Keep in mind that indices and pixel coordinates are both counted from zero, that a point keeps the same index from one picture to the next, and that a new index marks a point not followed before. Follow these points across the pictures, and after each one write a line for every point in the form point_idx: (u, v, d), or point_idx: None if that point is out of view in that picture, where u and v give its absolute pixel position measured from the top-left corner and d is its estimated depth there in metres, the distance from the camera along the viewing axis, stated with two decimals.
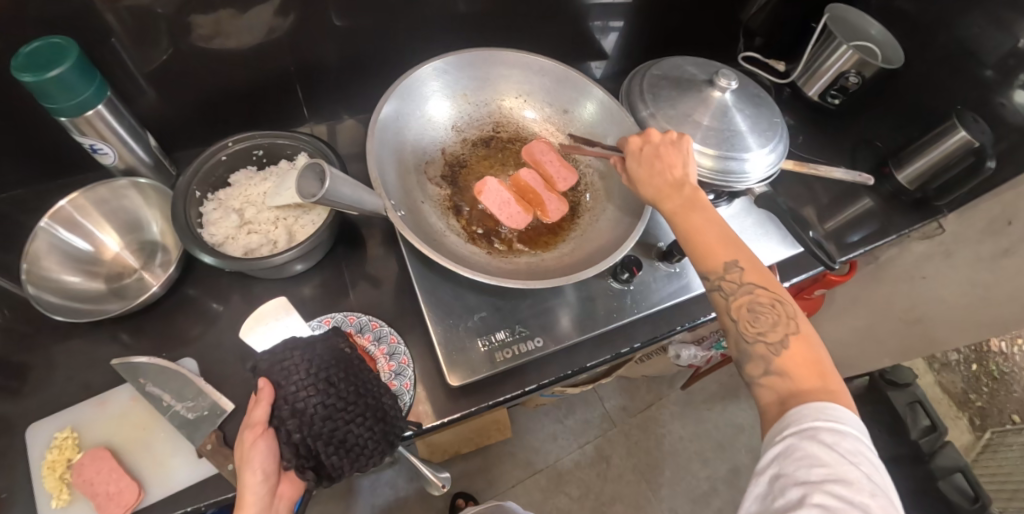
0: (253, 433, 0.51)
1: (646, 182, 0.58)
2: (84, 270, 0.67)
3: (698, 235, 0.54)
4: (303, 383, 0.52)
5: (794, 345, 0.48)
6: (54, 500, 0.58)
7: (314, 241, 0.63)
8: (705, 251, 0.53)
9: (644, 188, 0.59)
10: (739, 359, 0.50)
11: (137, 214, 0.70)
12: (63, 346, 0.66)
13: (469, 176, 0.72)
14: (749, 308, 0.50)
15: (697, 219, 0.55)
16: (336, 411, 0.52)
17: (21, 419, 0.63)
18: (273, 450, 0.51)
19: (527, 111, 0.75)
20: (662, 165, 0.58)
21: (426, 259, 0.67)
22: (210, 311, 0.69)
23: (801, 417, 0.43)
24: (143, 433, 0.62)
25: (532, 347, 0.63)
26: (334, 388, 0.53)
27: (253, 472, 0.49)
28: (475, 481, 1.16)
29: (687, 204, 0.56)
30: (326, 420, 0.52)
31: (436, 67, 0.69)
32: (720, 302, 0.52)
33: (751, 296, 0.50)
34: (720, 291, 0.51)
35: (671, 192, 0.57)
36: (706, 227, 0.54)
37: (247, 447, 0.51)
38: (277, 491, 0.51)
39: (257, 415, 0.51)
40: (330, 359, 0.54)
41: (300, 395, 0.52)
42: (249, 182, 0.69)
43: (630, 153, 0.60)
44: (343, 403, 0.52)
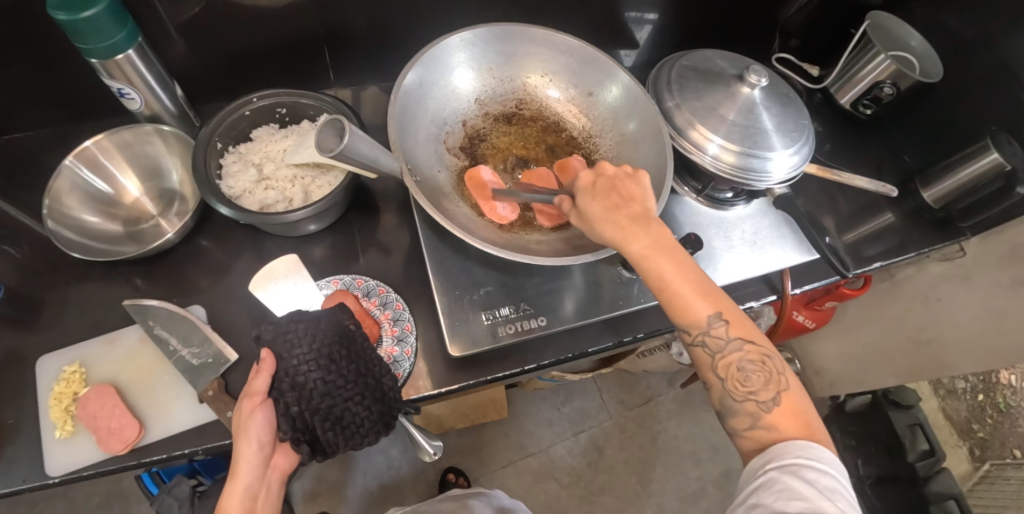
0: (251, 403, 0.52)
1: (604, 217, 0.52)
2: (103, 211, 0.68)
3: (670, 289, 0.51)
4: (305, 358, 0.53)
5: (786, 402, 0.48)
6: (58, 431, 0.59)
7: (329, 201, 0.63)
8: (688, 303, 0.50)
9: (602, 225, 0.52)
10: (722, 411, 0.50)
11: (160, 161, 0.71)
12: (78, 285, 0.68)
13: (487, 149, 0.71)
14: (739, 366, 0.49)
15: (665, 267, 0.51)
16: (335, 388, 0.53)
17: (31, 351, 0.64)
18: (270, 420, 0.52)
19: (550, 90, 0.74)
20: (620, 196, 0.53)
21: (438, 229, 0.67)
22: (221, 263, 0.70)
23: (782, 454, 0.45)
24: (148, 375, 0.63)
25: (535, 325, 0.63)
26: (334, 365, 0.54)
27: (249, 442, 0.51)
28: (466, 458, 1.17)
29: (655, 246, 0.51)
30: (325, 396, 0.53)
31: (464, 38, 0.68)
32: (705, 358, 0.50)
33: (740, 353, 0.49)
34: (704, 346, 0.50)
35: (636, 229, 0.51)
36: (681, 278, 0.51)
37: (245, 416, 0.52)
38: (270, 462, 0.52)
39: (256, 384, 0.53)
40: (333, 334, 0.55)
41: (301, 369, 0.53)
42: (270, 138, 0.69)
43: (582, 190, 0.54)
44: (343, 380, 0.54)
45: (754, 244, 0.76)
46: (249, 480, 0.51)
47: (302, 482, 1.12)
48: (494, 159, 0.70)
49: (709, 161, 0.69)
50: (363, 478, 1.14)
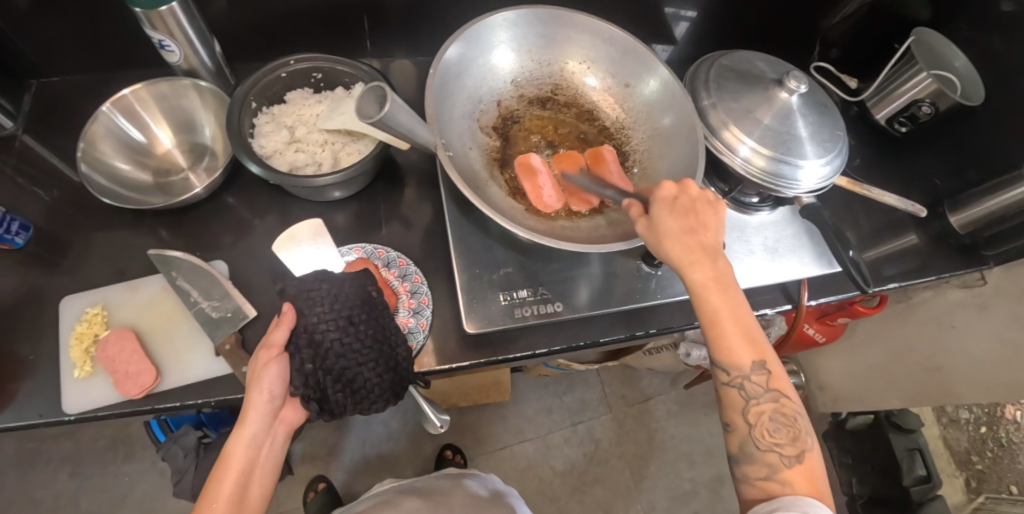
0: (268, 355, 0.54)
1: (675, 236, 0.52)
2: (136, 160, 0.69)
3: (720, 323, 0.50)
4: (324, 316, 0.54)
5: (806, 463, 0.48)
6: (77, 370, 0.60)
7: (358, 169, 0.63)
8: (733, 344, 0.50)
9: (670, 242, 0.52)
10: (738, 455, 0.51)
11: (194, 114, 0.71)
12: (104, 231, 0.70)
13: (520, 132, 0.70)
14: (768, 416, 0.50)
15: (720, 299, 0.50)
16: (350, 351, 0.54)
17: (56, 290, 0.66)
18: (283, 375, 0.54)
19: (588, 78, 0.72)
20: (696, 222, 0.52)
21: (463, 207, 0.67)
22: (244, 222, 0.71)
23: (788, 506, 0.45)
24: (167, 323, 0.63)
25: (550, 310, 0.64)
26: (353, 328, 0.54)
27: (260, 392, 0.53)
28: (464, 437, 1.18)
29: (717, 279, 0.51)
30: (340, 357, 0.54)
31: (507, 18, 0.67)
32: (736, 399, 0.50)
33: (773, 405, 0.50)
34: (739, 388, 0.50)
35: (704, 259, 0.51)
36: (732, 315, 0.50)
37: (259, 366, 0.54)
38: (280, 414, 0.55)
39: (274, 337, 0.54)
40: (356, 299, 0.56)
41: (320, 327, 0.53)
42: (304, 103, 0.68)
43: (660, 199, 0.53)
44: (359, 344, 0.54)
45: (774, 251, 0.76)
46: (256, 429, 0.53)
47: (301, 445, 1.14)
48: (525, 140, 0.69)
49: (739, 162, 0.69)
50: (361, 446, 1.15)
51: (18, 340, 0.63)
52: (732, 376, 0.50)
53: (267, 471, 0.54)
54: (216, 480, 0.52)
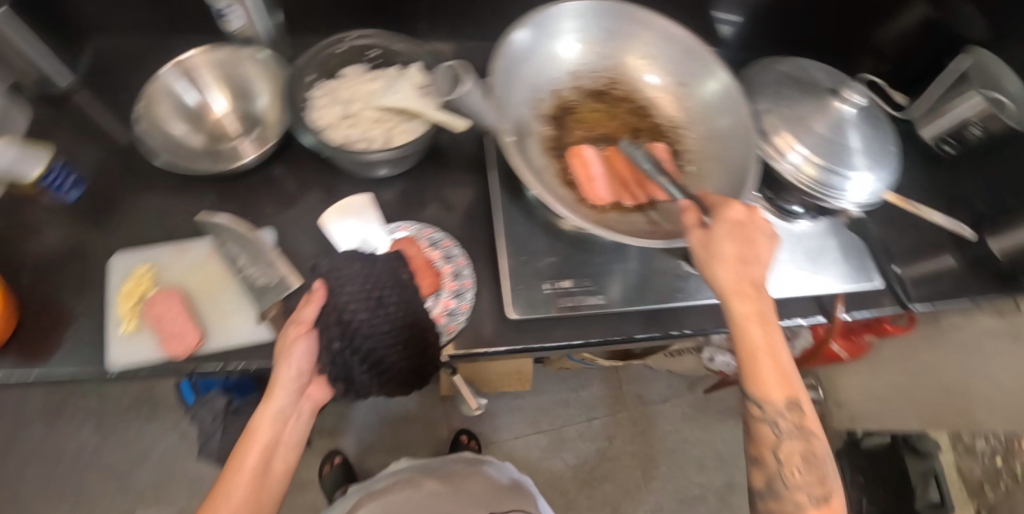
0: (297, 330, 0.55)
1: (728, 267, 0.51)
2: (189, 124, 0.69)
3: (758, 358, 0.50)
4: (354, 296, 0.54)
5: (829, 506, 0.49)
6: (124, 325, 0.62)
7: (409, 150, 0.64)
8: (767, 380, 0.50)
9: (719, 268, 0.51)
10: (764, 491, 0.50)
11: (249, 83, 0.71)
12: (155, 191, 0.71)
13: (576, 123, 0.68)
14: (798, 455, 0.50)
15: (760, 333, 0.51)
16: (379, 332, 0.54)
17: (108, 245, 0.68)
18: (310, 351, 0.55)
19: (648, 75, 0.69)
20: (749, 254, 0.52)
21: (513, 195, 0.68)
22: (291, 192, 0.72)
23: None
24: (212, 287, 0.65)
25: (592, 303, 0.64)
26: (382, 309, 0.55)
27: (288, 368, 0.54)
28: (479, 423, 1.19)
29: (760, 312, 0.51)
30: (367, 338, 0.54)
31: (573, 8, 0.66)
32: (768, 436, 0.50)
33: (802, 443, 0.50)
34: (773, 424, 0.50)
35: (750, 293, 0.51)
36: (770, 350, 0.51)
37: (289, 340, 0.55)
38: (306, 391, 0.57)
39: (304, 314, 0.55)
40: (387, 279, 0.56)
41: (349, 306, 0.54)
42: (359, 78, 0.68)
43: (724, 222, 0.52)
44: (387, 325, 0.54)
45: (814, 262, 0.76)
46: (282, 404, 0.55)
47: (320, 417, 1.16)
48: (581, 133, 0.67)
49: (789, 169, 0.68)
50: (377, 424, 1.17)
51: (68, 290, 0.65)
52: (764, 411, 0.51)
53: (290, 445, 0.57)
54: (240, 451, 0.54)
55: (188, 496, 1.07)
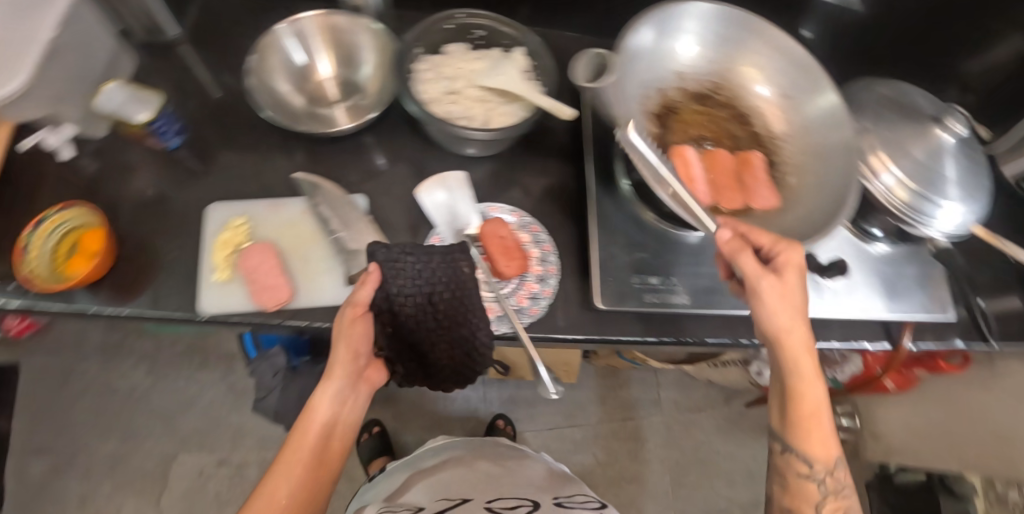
0: (354, 312, 0.55)
1: (789, 323, 0.53)
2: (295, 83, 0.71)
3: (810, 415, 0.54)
4: (409, 288, 0.55)
5: None
6: (217, 273, 0.64)
7: (507, 134, 0.64)
8: (813, 438, 0.55)
9: (778, 320, 0.53)
10: None
11: (356, 50, 0.72)
12: (250, 150, 0.73)
13: (679, 124, 0.66)
14: (834, 503, 0.55)
15: (811, 392, 0.54)
16: (430, 326, 0.57)
17: (207, 195, 0.70)
18: (368, 331, 0.57)
19: (759, 85, 0.68)
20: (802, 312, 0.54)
21: (606, 187, 0.67)
22: (383, 161, 0.73)
23: None
24: (302, 246, 0.66)
25: (676, 301, 0.64)
26: (432, 305, 0.56)
27: (349, 351, 0.56)
28: (515, 410, 1.20)
29: (815, 374, 0.54)
30: (417, 329, 0.57)
31: (695, 10, 0.65)
32: (813, 492, 0.55)
33: (836, 492, 0.55)
34: (816, 481, 0.55)
35: (809, 355, 0.54)
36: (818, 406, 0.55)
37: (347, 322, 0.55)
38: (367, 374, 0.61)
39: (360, 295, 0.54)
40: (442, 276, 0.55)
41: (402, 298, 0.55)
42: (464, 56, 0.69)
43: (784, 267, 0.53)
44: (438, 321, 0.57)
45: (892, 287, 0.75)
46: (341, 386, 0.58)
47: None
48: (682, 133, 0.66)
49: (880, 189, 0.68)
50: (417, 399, 1.19)
51: (164, 236, 0.67)
52: (812, 470, 0.55)
53: (348, 421, 0.60)
54: (301, 428, 0.57)
55: (230, 446, 1.11)
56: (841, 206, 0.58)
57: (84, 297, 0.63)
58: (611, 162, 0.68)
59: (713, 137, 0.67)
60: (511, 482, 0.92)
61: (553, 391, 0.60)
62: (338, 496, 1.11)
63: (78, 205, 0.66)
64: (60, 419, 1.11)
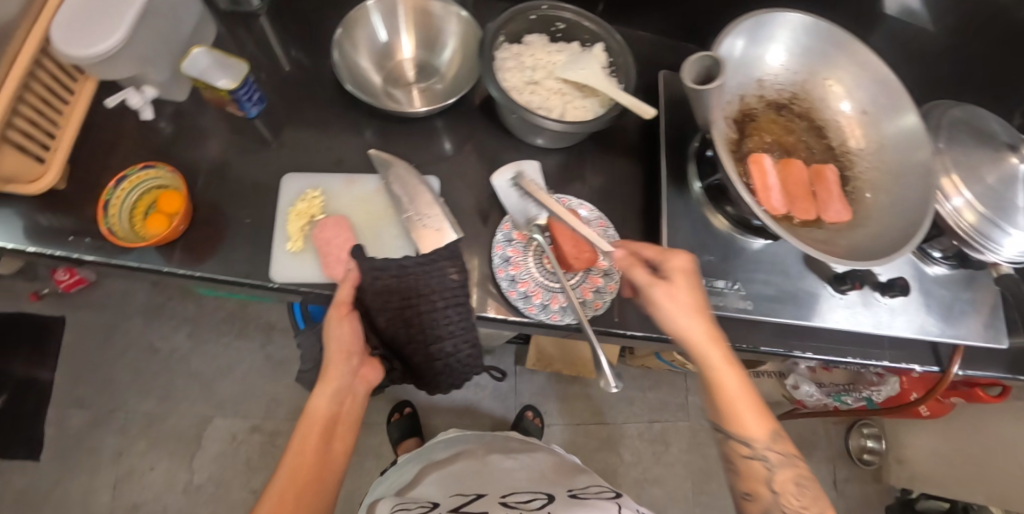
0: (339, 312, 0.60)
1: (692, 319, 0.55)
2: (376, 60, 0.72)
3: (734, 400, 0.56)
4: (389, 295, 0.60)
5: None
6: (290, 243, 0.65)
7: (582, 129, 0.64)
8: (746, 419, 0.56)
9: (685, 319, 0.55)
10: None
11: (439, 33, 0.73)
12: (323, 126, 0.74)
13: (756, 132, 0.67)
14: (792, 482, 0.55)
15: (732, 378, 0.55)
16: (406, 328, 0.61)
17: (283, 165, 0.72)
18: (356, 330, 0.61)
19: (843, 101, 0.68)
20: (700, 305, 0.56)
21: (678, 187, 0.68)
22: (454, 145, 0.74)
23: None
24: (373, 222, 0.67)
25: (741, 306, 0.65)
26: (409, 309, 0.60)
27: (340, 350, 0.60)
28: (544, 403, 1.21)
29: (730, 357, 0.55)
30: (397, 333, 0.61)
31: (789, 21, 0.64)
32: (760, 469, 0.56)
33: (793, 470, 0.56)
34: (762, 458, 0.56)
35: (715, 342, 0.55)
36: (741, 390, 0.56)
37: (334, 321, 0.60)
38: (362, 373, 0.64)
39: (343, 296, 0.60)
40: (418, 284, 0.60)
41: (381, 305, 0.60)
42: (544, 48, 0.70)
43: (671, 268, 0.56)
44: (414, 325, 0.60)
45: (949, 310, 0.75)
46: (340, 384, 0.61)
47: None
48: (758, 141, 0.67)
49: (948, 211, 0.68)
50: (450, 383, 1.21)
51: (237, 203, 0.69)
52: (753, 448, 0.56)
53: (348, 421, 0.64)
54: (303, 432, 0.60)
55: (264, 414, 1.14)
56: (915, 228, 0.58)
57: (154, 257, 0.65)
58: (684, 164, 0.69)
59: (788, 148, 0.67)
60: (519, 478, 0.86)
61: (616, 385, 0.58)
62: (364, 471, 1.13)
63: (159, 164, 0.67)
64: (102, 374, 1.14)
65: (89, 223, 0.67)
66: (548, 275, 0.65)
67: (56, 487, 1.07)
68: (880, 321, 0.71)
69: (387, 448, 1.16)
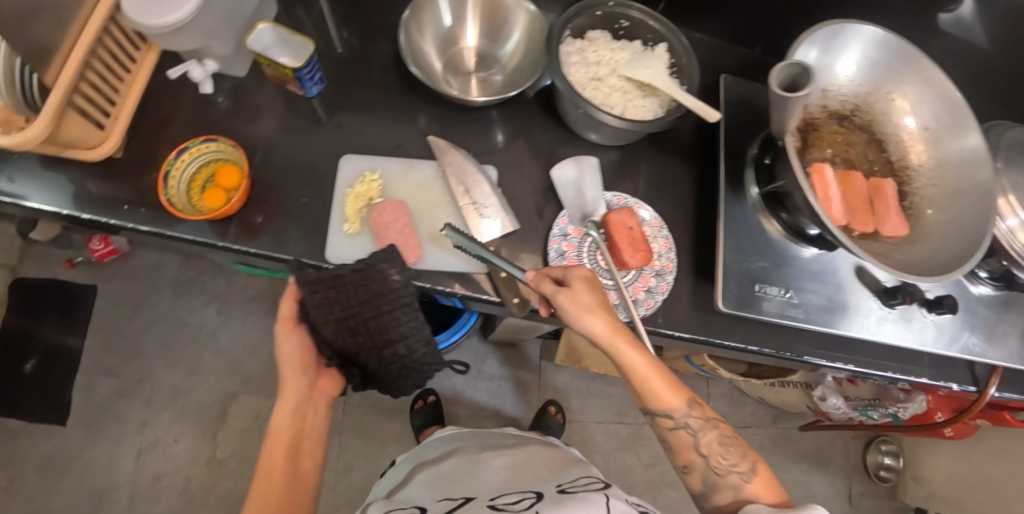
0: (286, 326, 0.60)
1: (595, 314, 0.57)
2: (440, 45, 0.72)
3: (648, 382, 0.57)
4: (330, 310, 0.57)
5: (761, 472, 0.55)
6: (348, 225, 0.66)
7: (643, 127, 0.64)
8: (661, 394, 0.58)
9: (590, 316, 0.57)
10: (706, 490, 0.56)
11: (504, 22, 0.72)
12: (379, 110, 0.74)
13: (818, 142, 0.67)
14: (715, 443, 0.56)
15: (642, 361, 0.57)
16: (356, 335, 0.58)
17: (341, 145, 0.72)
18: (305, 341, 0.61)
19: (908, 117, 0.68)
20: (598, 300, 0.58)
21: (736, 191, 0.68)
22: (512, 135, 0.74)
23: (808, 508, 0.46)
24: (430, 209, 0.68)
25: (793, 314, 0.65)
26: (354, 317, 0.57)
27: (292, 365, 0.61)
28: (566, 400, 1.22)
29: (632, 341, 0.57)
30: (349, 342, 0.58)
31: (862, 34, 0.64)
32: (685, 438, 0.58)
33: (715, 431, 0.57)
34: (686, 428, 0.57)
35: (619, 330, 0.57)
36: (653, 371, 0.57)
37: (282, 337, 0.60)
38: (320, 384, 0.63)
39: (285, 311, 0.60)
40: (360, 293, 0.57)
41: (324, 319, 0.57)
42: (607, 45, 0.70)
43: (578, 277, 0.58)
44: (362, 332, 0.58)
45: (994, 332, 0.74)
46: (297, 401, 0.61)
47: None
48: (820, 151, 0.67)
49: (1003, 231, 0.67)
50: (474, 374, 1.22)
51: (292, 182, 0.69)
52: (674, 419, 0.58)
53: (315, 434, 0.63)
54: (269, 452, 0.59)
55: None
56: (975, 247, 0.58)
57: (208, 233, 0.65)
58: (742, 170, 0.69)
59: (849, 160, 0.68)
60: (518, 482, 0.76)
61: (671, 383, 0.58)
62: (386, 455, 1.14)
63: (219, 138, 0.67)
64: (131, 344, 1.15)
65: (146, 195, 0.67)
66: (602, 272, 0.65)
67: (80, 454, 1.09)
68: (923, 336, 0.71)
69: (409, 434, 1.17)
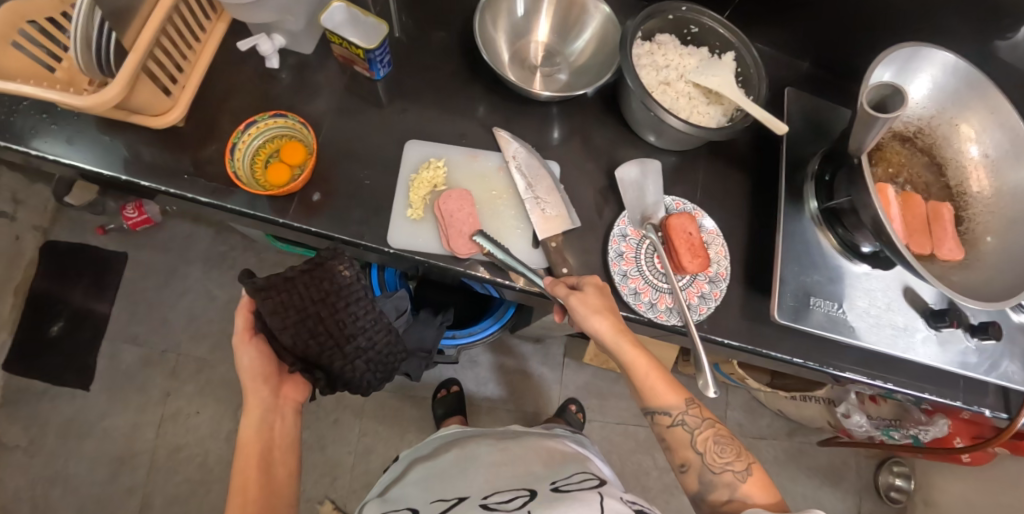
0: (242, 339, 0.59)
1: (599, 319, 0.58)
2: (511, 36, 0.73)
3: (647, 380, 0.60)
4: (287, 315, 0.58)
5: (755, 472, 0.56)
6: (411, 210, 0.67)
7: (706, 134, 0.64)
8: (660, 392, 0.60)
9: (596, 319, 0.58)
10: (702, 489, 0.57)
11: (577, 20, 0.73)
12: (442, 98, 0.74)
13: (880, 161, 0.70)
14: (712, 440, 0.58)
15: (642, 359, 0.59)
16: (317, 335, 0.60)
17: (403, 131, 0.72)
18: (261, 355, 0.60)
19: (972, 145, 0.68)
20: (607, 305, 0.60)
21: (795, 205, 0.69)
22: (572, 132, 0.74)
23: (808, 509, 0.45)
24: (490, 199, 0.69)
25: (844, 329, 0.66)
26: (314, 317, 0.59)
27: (252, 378, 0.59)
28: (587, 399, 1.23)
29: (637, 340, 0.59)
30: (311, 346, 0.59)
31: (934, 59, 0.65)
32: (683, 435, 0.59)
33: (712, 430, 0.58)
34: (683, 425, 0.59)
35: (625, 331, 0.59)
36: (650, 371, 0.60)
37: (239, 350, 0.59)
38: (284, 393, 0.62)
39: (240, 324, 0.59)
40: (317, 292, 0.60)
41: (281, 325, 0.57)
42: (676, 50, 0.70)
43: (592, 283, 0.61)
44: (324, 332, 0.60)
45: None
46: (263, 409, 0.59)
47: None
48: (883, 170, 0.70)
49: None
50: (498, 367, 1.23)
51: (354, 164, 0.69)
52: (672, 416, 0.59)
53: (286, 445, 0.60)
54: (240, 468, 0.56)
55: None
56: None
57: (268, 209, 0.65)
58: (801, 184, 0.70)
59: (908, 182, 0.70)
60: None
61: (711, 390, 0.58)
62: (405, 441, 1.15)
63: (288, 114, 0.68)
64: (158, 313, 1.15)
65: (206, 165, 0.67)
66: (658, 274, 0.66)
67: (101, 419, 1.09)
68: (965, 361, 0.70)
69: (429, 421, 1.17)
